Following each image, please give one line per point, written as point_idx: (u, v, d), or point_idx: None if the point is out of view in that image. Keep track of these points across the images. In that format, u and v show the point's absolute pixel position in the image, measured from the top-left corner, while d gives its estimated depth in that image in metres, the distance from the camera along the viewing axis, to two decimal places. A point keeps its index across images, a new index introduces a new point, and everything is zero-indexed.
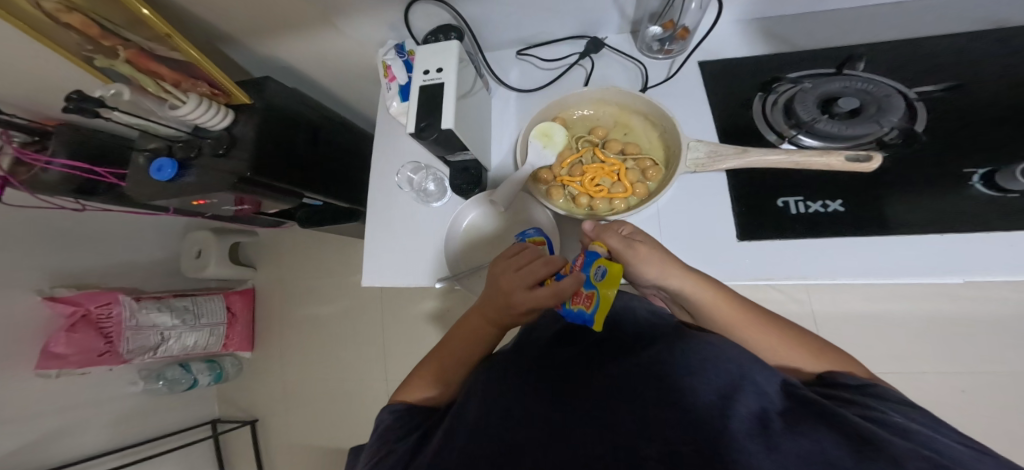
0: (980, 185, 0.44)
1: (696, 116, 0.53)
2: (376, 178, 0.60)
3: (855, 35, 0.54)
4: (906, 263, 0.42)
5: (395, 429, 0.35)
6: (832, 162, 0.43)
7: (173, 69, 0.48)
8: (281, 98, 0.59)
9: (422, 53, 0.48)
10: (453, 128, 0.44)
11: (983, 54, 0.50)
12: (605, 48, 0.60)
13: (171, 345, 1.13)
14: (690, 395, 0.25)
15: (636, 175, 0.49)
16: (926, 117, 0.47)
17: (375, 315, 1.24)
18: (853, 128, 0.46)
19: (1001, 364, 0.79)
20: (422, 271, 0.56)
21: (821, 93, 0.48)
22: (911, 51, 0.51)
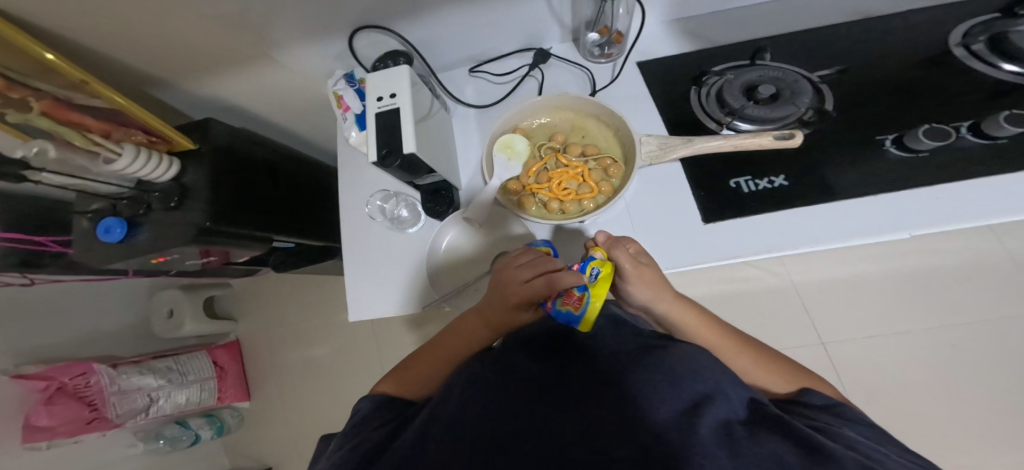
0: (893, 148, 0.46)
1: (643, 112, 0.56)
2: (347, 210, 0.59)
3: (773, 21, 0.59)
4: (872, 220, 0.44)
5: (370, 422, 0.35)
6: (765, 141, 0.46)
7: (97, 118, 0.45)
8: (230, 137, 0.57)
9: (374, 79, 0.47)
10: (415, 151, 0.44)
11: (887, 24, 0.54)
12: (552, 58, 0.63)
13: (162, 404, 1.08)
14: (661, 404, 0.26)
15: (599, 175, 0.49)
16: (833, 96, 0.50)
17: (369, 347, 1.21)
18: (775, 111, 0.49)
19: (967, 309, 0.84)
20: (404, 298, 0.55)
21: (743, 82, 0.52)
22: (827, 30, 0.55)
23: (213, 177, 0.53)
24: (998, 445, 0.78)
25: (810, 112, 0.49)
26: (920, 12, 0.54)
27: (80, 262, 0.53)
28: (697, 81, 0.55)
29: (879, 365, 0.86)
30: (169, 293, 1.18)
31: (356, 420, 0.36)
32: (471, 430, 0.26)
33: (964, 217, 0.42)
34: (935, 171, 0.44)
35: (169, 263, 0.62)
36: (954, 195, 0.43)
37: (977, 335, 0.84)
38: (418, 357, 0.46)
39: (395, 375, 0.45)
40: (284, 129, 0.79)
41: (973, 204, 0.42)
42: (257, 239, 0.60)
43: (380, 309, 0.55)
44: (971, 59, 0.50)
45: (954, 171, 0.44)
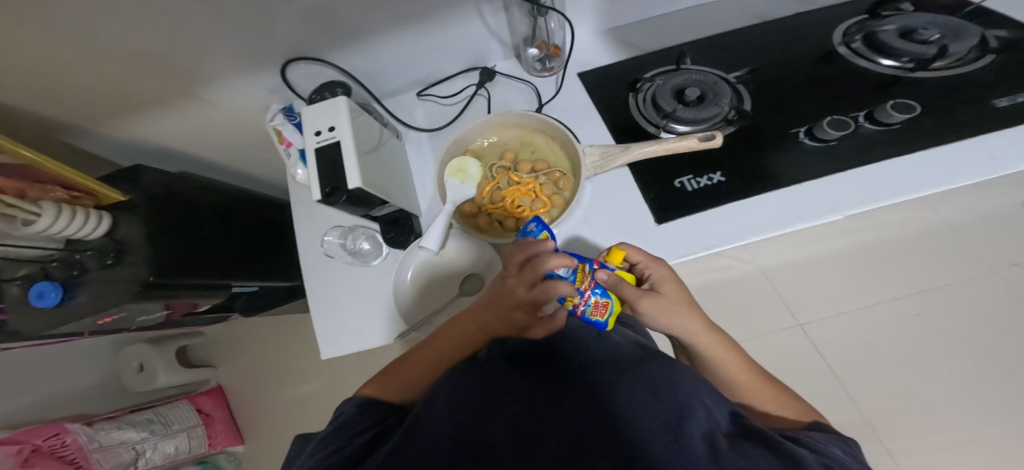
0: (806, 140, 0.49)
1: (587, 122, 0.58)
2: (304, 247, 0.58)
3: (688, 32, 0.64)
4: (809, 203, 0.46)
5: (355, 424, 0.33)
6: (691, 144, 0.47)
7: (9, 177, 0.42)
8: (162, 186, 0.57)
9: (310, 115, 0.47)
10: (361, 186, 0.43)
11: (787, 27, 0.60)
12: (497, 76, 0.65)
13: (150, 456, 1.04)
14: (642, 413, 0.25)
15: (550, 189, 0.49)
16: (749, 95, 0.54)
17: (358, 378, 1.18)
18: (703, 112, 0.52)
19: (926, 278, 0.89)
20: (373, 331, 0.53)
21: (672, 86, 0.55)
22: (740, 36, 0.60)
23: (150, 230, 0.52)
24: (979, 404, 0.81)
25: (732, 111, 0.51)
26: (812, 15, 0.61)
27: (19, 331, 0.50)
28: (632, 88, 0.58)
29: (852, 343, 0.89)
30: (136, 347, 1.15)
31: (338, 426, 0.33)
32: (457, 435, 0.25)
33: (869, 202, 0.45)
34: (855, 153, 0.47)
35: (121, 320, 0.59)
36: (863, 179, 0.46)
37: (936, 300, 0.88)
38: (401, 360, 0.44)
39: (376, 377, 0.43)
40: (242, 171, 0.80)
41: (884, 184, 0.45)
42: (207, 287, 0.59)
43: (351, 346, 0.53)
44: (854, 56, 0.56)
45: (854, 161, 0.47)
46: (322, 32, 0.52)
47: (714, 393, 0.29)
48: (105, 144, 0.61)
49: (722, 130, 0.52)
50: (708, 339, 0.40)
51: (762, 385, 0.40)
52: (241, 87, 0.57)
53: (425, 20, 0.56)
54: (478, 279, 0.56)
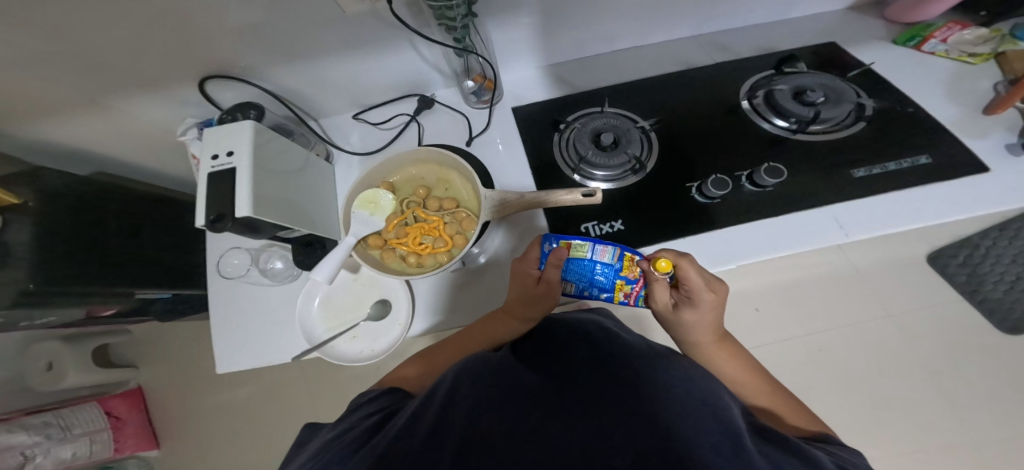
0: (697, 195, 0.52)
1: (514, 156, 0.59)
2: (214, 266, 0.58)
3: (624, 72, 0.65)
4: (709, 252, 0.49)
5: (362, 414, 0.32)
6: (575, 198, 0.47)
7: None
8: (67, 186, 0.56)
9: (211, 138, 0.47)
10: (250, 213, 0.43)
11: (709, 75, 0.63)
12: (435, 104, 0.66)
13: (39, 463, 0.94)
14: (661, 406, 0.22)
15: (454, 228, 0.51)
16: (659, 144, 0.56)
17: (294, 382, 1.15)
18: (614, 159, 0.53)
19: None
20: (275, 348, 0.53)
21: (589, 130, 0.56)
22: (669, 82, 0.62)
23: (41, 231, 0.50)
24: None
25: (637, 162, 0.53)
26: (737, 66, 0.64)
27: None
28: (555, 128, 0.59)
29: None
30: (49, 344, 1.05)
31: (347, 422, 0.31)
32: (461, 408, 0.24)
33: (737, 256, 0.48)
34: (749, 208, 0.51)
35: (3, 324, 0.54)
36: (744, 235, 0.49)
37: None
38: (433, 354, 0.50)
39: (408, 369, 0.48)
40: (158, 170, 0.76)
41: (759, 243, 0.49)
42: (100, 295, 0.57)
43: (259, 361, 0.52)
44: (754, 114, 0.58)
45: (733, 218, 0.50)
46: (257, 47, 0.52)
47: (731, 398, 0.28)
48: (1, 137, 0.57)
49: (627, 179, 0.54)
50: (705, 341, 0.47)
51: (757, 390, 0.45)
52: (171, 89, 0.55)
53: (365, 46, 0.56)
54: (385, 306, 0.55)
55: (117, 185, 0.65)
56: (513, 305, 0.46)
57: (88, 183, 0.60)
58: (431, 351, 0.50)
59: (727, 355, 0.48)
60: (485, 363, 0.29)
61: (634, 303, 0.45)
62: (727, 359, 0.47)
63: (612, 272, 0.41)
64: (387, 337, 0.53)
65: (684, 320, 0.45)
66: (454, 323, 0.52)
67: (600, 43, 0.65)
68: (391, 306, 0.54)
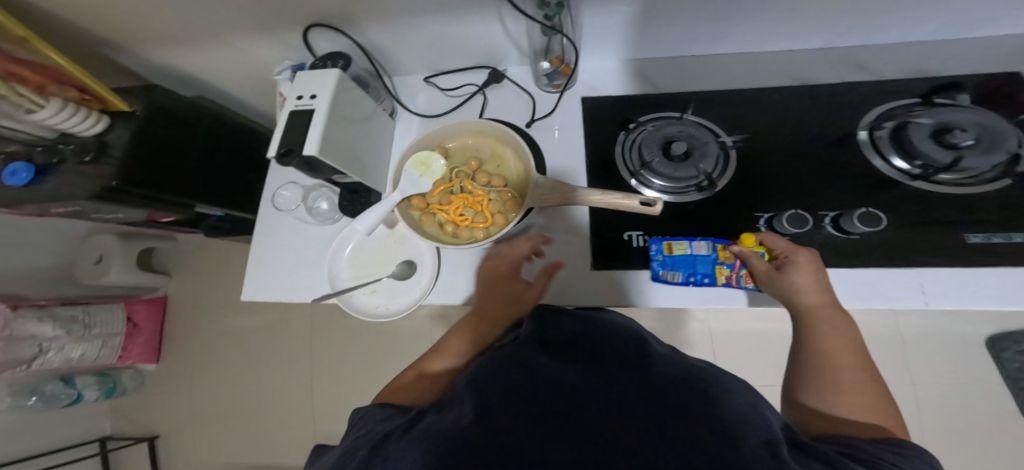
0: (764, 228, 0.47)
1: (568, 148, 0.57)
2: (265, 196, 0.60)
3: (720, 78, 0.59)
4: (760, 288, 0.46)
5: (374, 414, 0.29)
6: (631, 205, 0.43)
7: (37, 72, 0.47)
8: (173, 101, 0.62)
9: (303, 79, 0.50)
10: (315, 153, 0.44)
11: (829, 93, 0.54)
12: (505, 80, 0.66)
13: (50, 358, 0.99)
14: (702, 400, 0.22)
15: (497, 206, 0.50)
16: (735, 164, 0.51)
17: (304, 324, 1.18)
18: (681, 171, 0.49)
19: None
20: (299, 287, 0.54)
21: (661, 136, 0.52)
22: (778, 96, 0.55)
23: (139, 133, 0.56)
24: None
25: (705, 179, 0.48)
26: (872, 86, 0.54)
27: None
28: (623, 127, 0.55)
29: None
30: (101, 238, 1.11)
31: (368, 419, 0.28)
32: (504, 402, 0.22)
33: None
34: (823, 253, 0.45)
35: (81, 210, 0.60)
36: None
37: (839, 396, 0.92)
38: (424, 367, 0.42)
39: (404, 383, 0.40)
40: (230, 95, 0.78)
41: None
42: (168, 203, 0.62)
43: (281, 297, 0.54)
44: (868, 148, 0.50)
45: None
46: None
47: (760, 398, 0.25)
48: (90, 39, 0.59)
49: (690, 195, 0.50)
50: (814, 308, 0.39)
51: (862, 384, 0.34)
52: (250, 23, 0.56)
53: (452, 10, 0.54)
54: (409, 267, 0.55)
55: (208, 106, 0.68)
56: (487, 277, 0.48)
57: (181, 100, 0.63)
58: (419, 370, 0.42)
59: (840, 333, 0.38)
60: (515, 354, 0.27)
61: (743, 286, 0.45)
62: (835, 337, 0.37)
63: (711, 260, 0.45)
64: (405, 298, 0.53)
65: (788, 284, 0.41)
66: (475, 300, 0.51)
67: (703, 43, 0.59)
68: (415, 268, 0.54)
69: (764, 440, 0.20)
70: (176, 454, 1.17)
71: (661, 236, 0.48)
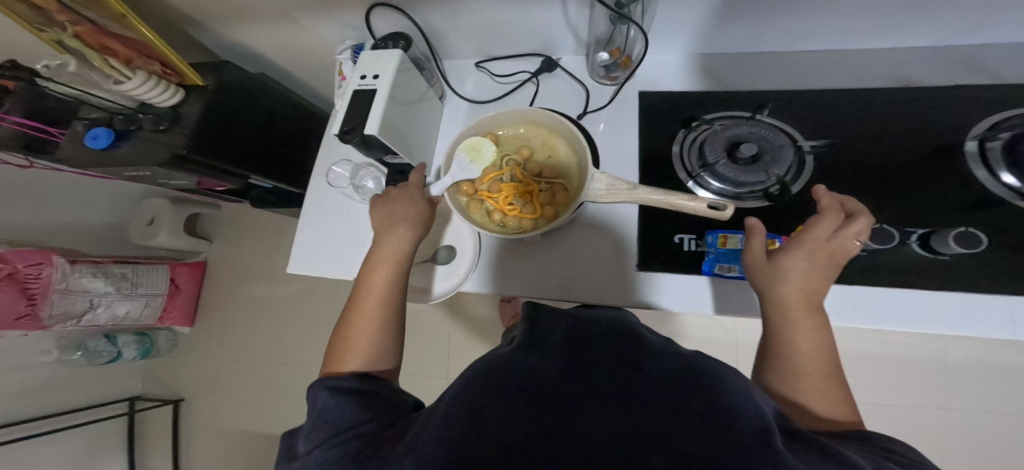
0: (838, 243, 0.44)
1: (619, 143, 0.56)
2: (315, 171, 0.61)
3: (787, 79, 0.56)
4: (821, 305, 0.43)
5: (337, 404, 0.31)
6: (698, 209, 0.39)
7: (127, 46, 0.53)
8: (242, 80, 0.64)
9: (365, 59, 0.52)
10: (375, 133, 0.47)
11: (916, 100, 0.50)
12: (558, 69, 0.64)
13: (99, 313, 1.06)
14: (694, 395, 0.20)
15: (547, 198, 0.49)
16: (812, 172, 0.48)
17: (329, 300, 1.21)
18: (746, 176, 0.47)
19: (890, 407, 0.88)
20: (341, 264, 0.55)
21: (731, 136, 0.49)
22: (854, 100, 0.51)
23: (209, 110, 0.60)
24: None
25: (776, 185, 0.46)
26: (965, 96, 0.49)
27: (64, 161, 0.58)
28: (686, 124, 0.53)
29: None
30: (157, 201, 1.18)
31: (332, 410, 0.31)
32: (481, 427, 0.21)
33: (865, 322, 0.42)
34: (899, 272, 0.42)
35: (146, 176, 0.64)
36: (882, 301, 0.42)
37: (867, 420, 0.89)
38: (354, 331, 0.41)
39: (341, 353, 0.40)
40: (285, 68, 0.81)
41: (892, 313, 0.42)
42: (227, 174, 0.65)
43: (322, 271, 0.56)
44: (976, 159, 0.46)
45: (875, 279, 0.43)
46: None
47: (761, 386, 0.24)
48: (165, 8, 0.61)
49: (752, 201, 0.48)
50: (793, 301, 0.36)
51: (819, 376, 0.34)
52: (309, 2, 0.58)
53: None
54: (449, 252, 0.56)
55: (268, 81, 0.70)
56: (402, 217, 0.47)
57: (244, 76, 0.65)
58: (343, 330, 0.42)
59: (809, 325, 0.36)
60: (496, 361, 0.25)
61: None
62: (801, 331, 0.35)
63: None
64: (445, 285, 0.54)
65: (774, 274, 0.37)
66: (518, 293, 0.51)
67: (776, 39, 0.56)
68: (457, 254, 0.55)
69: (758, 435, 0.19)
70: (197, 419, 1.24)
71: (715, 230, 0.46)
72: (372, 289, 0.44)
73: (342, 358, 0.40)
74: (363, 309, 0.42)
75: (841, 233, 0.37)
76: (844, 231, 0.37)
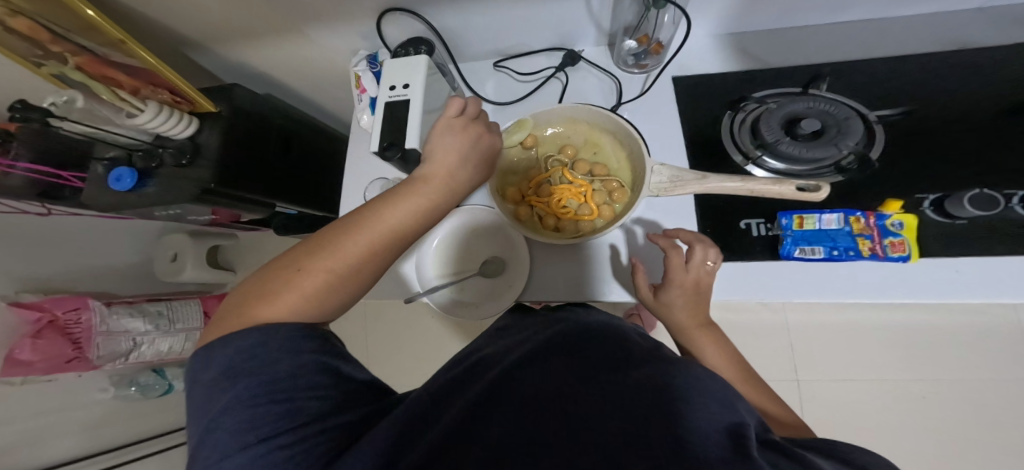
0: (930, 210, 0.46)
1: (664, 133, 0.56)
2: (348, 194, 0.59)
3: (824, 55, 0.56)
4: (931, 283, 0.44)
5: (278, 363, 0.27)
6: (784, 191, 0.40)
7: (130, 75, 0.49)
8: (251, 102, 0.61)
9: (387, 69, 0.49)
10: (417, 147, 0.46)
11: (956, 66, 0.51)
12: (580, 61, 0.62)
13: (144, 351, 1.04)
14: (648, 400, 0.20)
15: (602, 197, 0.50)
16: (884, 139, 0.49)
17: (371, 317, 1.21)
18: (813, 151, 0.49)
19: (956, 372, 0.88)
20: (400, 286, 0.56)
21: (785, 114, 0.51)
22: (892, 71, 0.52)
23: (225, 137, 0.57)
24: None
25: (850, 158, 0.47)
26: (1009, 58, 0.50)
27: (91, 205, 0.58)
28: (734, 105, 0.53)
29: (837, 407, 0.91)
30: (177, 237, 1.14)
31: (268, 369, 0.27)
32: (440, 418, 0.24)
33: (989, 293, 0.43)
34: (1001, 238, 0.44)
35: (173, 214, 0.63)
36: (997, 269, 0.43)
37: (936, 391, 0.88)
38: (329, 257, 0.33)
39: (290, 279, 0.32)
40: (296, 88, 0.79)
41: (1005, 281, 0.43)
42: (257, 203, 0.63)
43: (375, 294, 0.57)
44: None
45: (979, 245, 0.44)
46: None
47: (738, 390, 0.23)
48: (178, 36, 0.59)
49: (825, 177, 0.49)
50: (687, 326, 0.43)
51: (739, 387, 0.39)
52: (334, 17, 0.56)
53: None
54: (499, 264, 0.55)
55: (282, 103, 0.68)
56: (457, 167, 0.41)
57: (258, 98, 0.63)
58: (311, 251, 0.34)
59: (714, 340, 0.42)
60: (478, 363, 0.28)
61: (888, 255, 0.44)
62: (707, 345, 0.42)
63: (847, 234, 0.46)
64: (497, 297, 0.54)
65: (665, 304, 0.43)
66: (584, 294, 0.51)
67: (808, 15, 0.56)
68: (507, 265, 0.54)
69: (729, 445, 0.18)
70: None
71: (785, 210, 0.48)
72: (379, 225, 0.35)
73: (281, 288, 0.32)
74: (346, 244, 0.34)
75: (691, 262, 0.42)
76: (692, 262, 0.42)
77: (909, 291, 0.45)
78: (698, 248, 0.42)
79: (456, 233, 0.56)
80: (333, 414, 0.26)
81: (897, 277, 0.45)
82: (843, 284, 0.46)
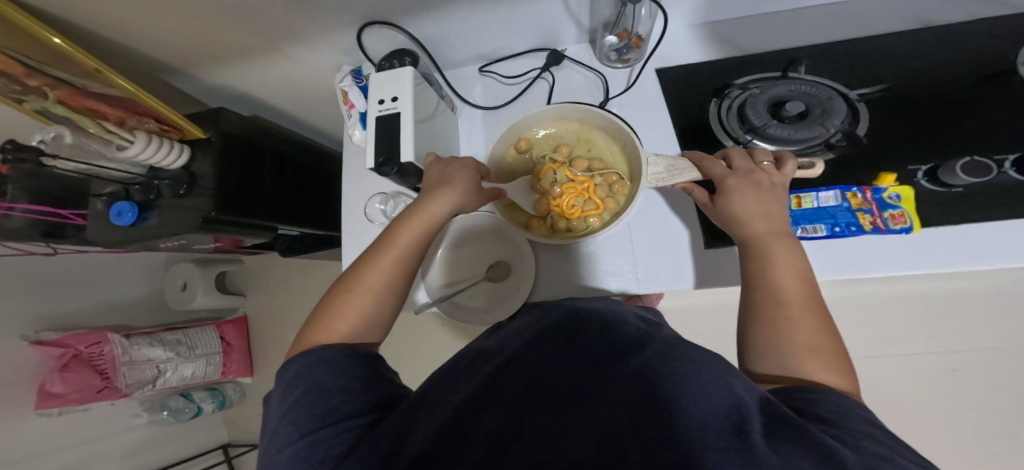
0: (925, 181, 0.46)
1: (655, 124, 0.56)
2: (348, 212, 0.60)
3: (801, 38, 0.57)
4: (941, 252, 0.44)
5: (322, 374, 0.30)
6: (777, 174, 0.42)
7: (114, 106, 0.49)
8: (240, 126, 0.62)
9: (376, 82, 0.49)
10: (414, 160, 0.46)
11: (923, 43, 0.52)
12: (565, 60, 0.63)
13: (170, 377, 1.05)
14: (666, 403, 0.20)
15: (604, 191, 0.51)
16: (868, 116, 0.50)
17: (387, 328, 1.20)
18: (801, 132, 0.49)
19: (996, 342, 0.83)
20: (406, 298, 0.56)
21: (769, 97, 0.51)
22: (864, 50, 0.54)
23: (219, 164, 0.57)
24: None
25: (837, 135, 0.48)
26: (970, 32, 0.52)
27: (95, 241, 0.59)
28: (719, 93, 0.54)
29: (873, 384, 0.88)
30: (184, 266, 1.14)
31: (314, 380, 0.30)
32: (442, 407, 0.25)
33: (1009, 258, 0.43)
34: (1005, 200, 0.44)
35: (177, 245, 0.64)
36: (1009, 230, 0.43)
37: (979, 360, 0.84)
38: (362, 284, 0.38)
39: (339, 306, 0.37)
40: (283, 108, 0.79)
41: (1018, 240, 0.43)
42: (257, 227, 0.64)
43: None
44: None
45: (982, 210, 0.44)
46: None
47: (736, 369, 0.23)
48: (163, 64, 0.59)
49: (817, 155, 0.49)
50: (758, 233, 0.38)
51: (808, 324, 0.33)
52: (313, 35, 0.57)
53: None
54: (507, 267, 0.56)
55: (281, 130, 0.71)
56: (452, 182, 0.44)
57: (248, 122, 0.64)
58: (341, 282, 0.39)
59: (788, 253, 0.37)
60: (481, 362, 0.29)
61: (889, 228, 0.45)
62: (780, 262, 0.36)
63: (846, 210, 0.46)
64: (506, 300, 0.53)
65: (731, 205, 0.40)
66: (600, 284, 0.51)
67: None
68: (513, 267, 0.55)
69: (728, 433, 0.18)
70: None
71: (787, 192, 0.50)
72: (390, 246, 0.41)
73: (333, 316, 0.37)
74: (368, 270, 0.39)
75: (738, 166, 0.42)
76: (751, 159, 0.43)
77: (915, 261, 0.44)
78: (735, 153, 0.44)
79: (460, 240, 0.56)
80: (363, 411, 0.27)
81: (901, 250, 0.45)
82: (850, 259, 0.46)
